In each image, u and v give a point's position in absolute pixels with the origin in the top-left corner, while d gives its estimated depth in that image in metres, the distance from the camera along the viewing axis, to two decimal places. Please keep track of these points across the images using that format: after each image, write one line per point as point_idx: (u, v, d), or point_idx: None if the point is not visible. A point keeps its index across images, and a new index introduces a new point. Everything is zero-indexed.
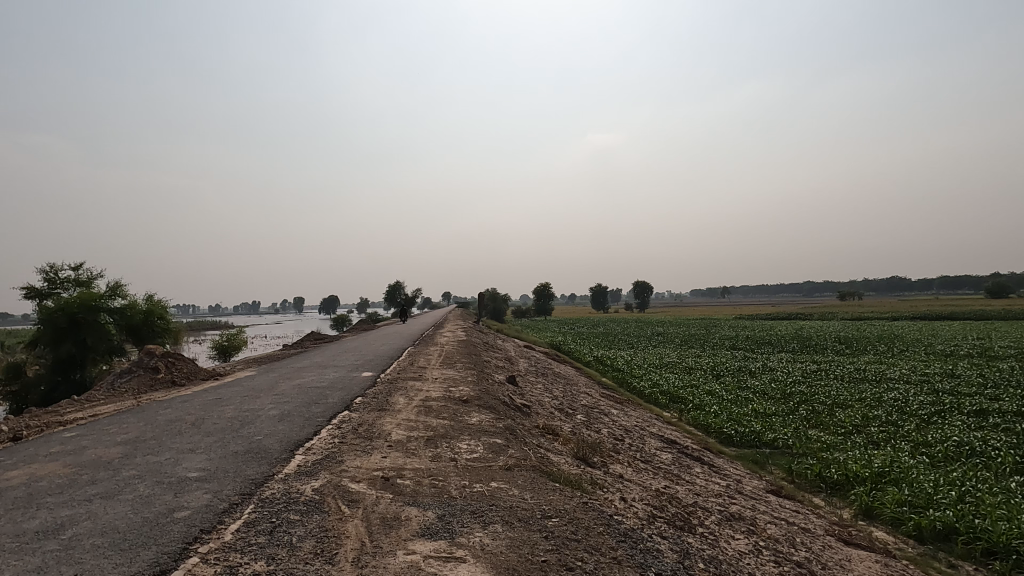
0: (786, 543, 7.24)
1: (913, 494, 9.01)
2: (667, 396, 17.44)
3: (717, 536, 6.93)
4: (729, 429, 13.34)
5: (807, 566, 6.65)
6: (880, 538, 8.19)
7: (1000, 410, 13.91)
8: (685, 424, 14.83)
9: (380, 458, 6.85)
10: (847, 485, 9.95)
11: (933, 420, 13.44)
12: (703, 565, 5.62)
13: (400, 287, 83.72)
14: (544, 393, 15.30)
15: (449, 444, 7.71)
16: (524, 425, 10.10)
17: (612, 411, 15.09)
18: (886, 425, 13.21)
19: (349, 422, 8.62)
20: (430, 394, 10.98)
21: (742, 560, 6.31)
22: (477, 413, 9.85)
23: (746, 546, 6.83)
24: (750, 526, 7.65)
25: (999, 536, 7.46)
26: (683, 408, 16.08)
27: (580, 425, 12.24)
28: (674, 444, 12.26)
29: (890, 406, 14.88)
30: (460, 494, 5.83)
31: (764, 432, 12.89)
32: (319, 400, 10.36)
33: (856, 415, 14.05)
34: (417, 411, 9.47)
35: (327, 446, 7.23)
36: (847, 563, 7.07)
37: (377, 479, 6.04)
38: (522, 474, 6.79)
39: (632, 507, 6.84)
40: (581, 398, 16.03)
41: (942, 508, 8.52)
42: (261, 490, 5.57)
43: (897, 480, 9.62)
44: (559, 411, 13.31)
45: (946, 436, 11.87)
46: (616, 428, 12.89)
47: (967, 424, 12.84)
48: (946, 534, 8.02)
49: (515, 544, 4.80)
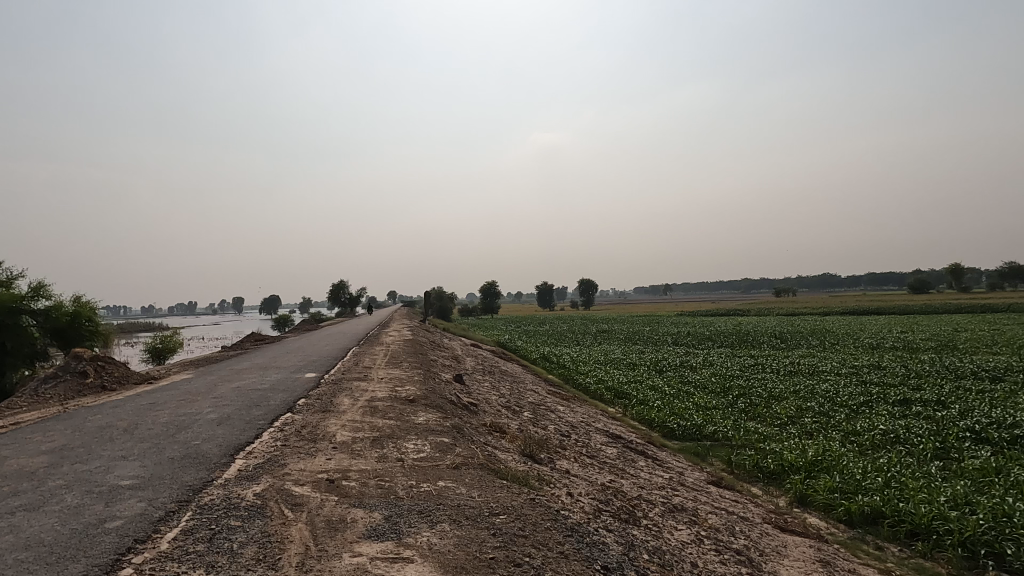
0: (726, 532, 7.49)
1: (844, 481, 9.46)
2: (612, 392, 17.73)
3: (660, 528, 7.10)
4: (671, 423, 13.69)
5: (746, 554, 6.88)
6: (814, 524, 8.57)
7: (922, 398, 14.74)
8: (629, 419, 15.12)
9: (325, 460, 6.72)
10: (782, 474, 10.35)
11: (862, 410, 14.12)
12: (648, 557, 5.74)
13: (344, 287, 81.21)
14: (490, 391, 15.31)
15: (396, 444, 7.63)
16: (471, 423, 10.07)
17: (558, 407, 15.22)
18: (818, 415, 13.79)
19: (293, 424, 8.44)
20: (376, 394, 10.83)
21: (685, 550, 6.49)
22: (423, 412, 9.76)
23: (689, 536, 7.03)
24: (693, 516, 7.86)
25: (922, 518, 7.93)
26: (628, 403, 16.37)
27: (527, 423, 12.27)
28: (620, 439, 12.49)
29: (822, 398, 15.54)
30: (407, 495, 5.78)
31: (705, 425, 13.27)
32: (260, 402, 10.09)
33: (791, 407, 14.62)
34: (363, 412, 9.31)
35: (268, 450, 7.04)
36: (783, 549, 7.37)
37: (321, 482, 5.93)
38: (470, 472, 6.78)
39: (579, 502, 6.93)
40: (528, 395, 16.09)
41: (870, 493, 8.97)
42: (199, 497, 5.39)
43: (829, 468, 10.08)
44: (506, 408, 13.34)
45: (873, 424, 12.50)
46: (563, 424, 13.02)
47: (893, 413, 13.53)
48: (874, 517, 8.46)
49: (463, 542, 4.80)
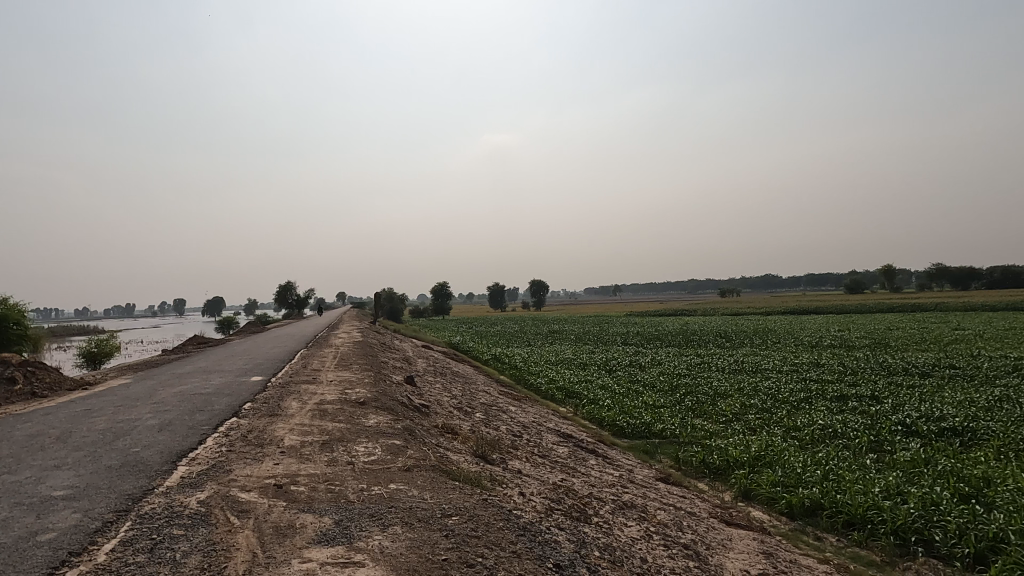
0: (674, 527, 7.66)
1: (785, 474, 9.80)
2: (563, 392, 17.89)
3: (611, 524, 7.21)
4: (621, 421, 13.91)
5: (694, 548, 7.05)
6: (757, 517, 8.85)
7: (857, 394, 15.40)
8: (579, 419, 15.28)
9: (273, 465, 6.57)
10: (727, 469, 10.66)
11: (802, 406, 14.64)
12: (599, 553, 5.83)
13: (289, 287, 79.60)
14: (442, 392, 15.23)
15: (346, 447, 7.52)
16: (422, 425, 10.01)
17: (510, 408, 15.26)
18: (761, 412, 14.25)
19: (238, 429, 8.21)
20: (326, 397, 10.64)
21: (635, 546, 6.60)
22: (374, 414, 9.64)
23: (638, 532, 7.16)
24: (642, 512, 8.01)
25: (857, 508, 8.29)
26: (579, 403, 16.55)
27: (479, 424, 12.27)
28: (571, 438, 12.62)
29: (765, 395, 16.05)
30: (358, 498, 5.71)
31: (653, 423, 13.54)
32: (203, 407, 9.78)
33: (735, 404, 15.06)
34: (312, 416, 9.13)
35: (213, 456, 6.83)
36: (728, 542, 7.59)
37: (269, 487, 5.79)
38: (422, 474, 6.75)
39: (531, 501, 6.97)
40: (480, 396, 16.08)
41: (810, 486, 9.33)
42: (139, 506, 5.18)
43: (771, 463, 10.43)
44: (458, 410, 13.30)
45: (812, 420, 12.99)
46: (514, 424, 13.07)
47: (831, 408, 14.10)
48: (813, 509, 8.80)
49: (415, 544, 4.77)
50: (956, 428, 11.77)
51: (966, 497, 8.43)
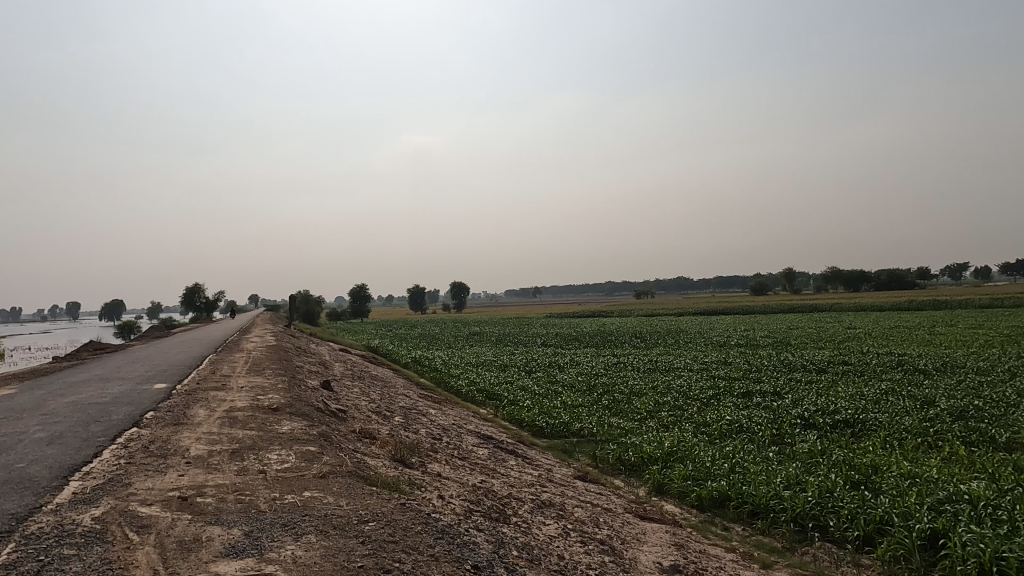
0: (590, 523, 7.84)
1: (696, 468, 10.23)
2: (483, 393, 17.93)
3: (529, 524, 7.29)
4: (540, 422, 14.08)
5: (609, 543, 7.25)
6: (670, 511, 9.20)
7: (761, 390, 16.27)
8: (500, 420, 15.36)
9: (177, 477, 6.24)
10: (642, 466, 11.01)
11: (711, 403, 15.33)
12: (517, 553, 5.88)
13: (197, 291, 75.73)
14: (359, 396, 14.92)
15: (257, 456, 7.24)
16: (339, 430, 9.78)
17: (430, 411, 15.15)
18: (674, 409, 14.80)
19: (139, 439, 7.74)
20: (236, 404, 10.21)
21: (553, 544, 6.71)
22: (288, 421, 9.33)
23: (556, 530, 7.29)
24: (560, 511, 8.15)
25: (761, 498, 8.76)
26: (499, 404, 16.65)
27: (397, 427, 12.11)
28: (490, 439, 12.67)
29: (677, 392, 16.69)
30: (269, 508, 5.51)
31: (571, 422, 13.81)
32: (100, 418, 9.15)
33: (649, 402, 15.57)
34: (220, 424, 8.72)
35: (110, 469, 6.41)
36: (642, 536, 7.84)
37: (173, 500, 5.50)
38: (338, 480, 6.59)
39: (450, 504, 6.96)
40: (399, 400, 15.87)
41: (718, 478, 9.78)
42: (25, 526, 4.80)
43: (683, 458, 10.85)
44: (376, 414, 13.07)
45: (720, 415, 13.63)
46: (434, 427, 12.99)
47: (737, 404, 14.83)
48: (721, 501, 9.24)
49: (330, 552, 4.65)
50: (849, 420, 12.65)
51: (856, 483, 9.09)
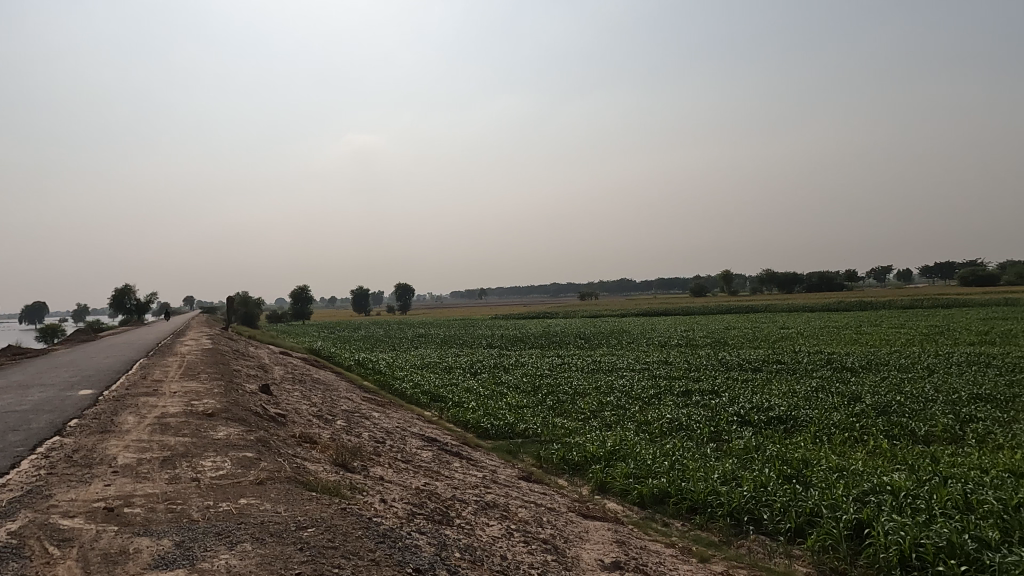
0: (534, 523, 7.89)
1: (637, 466, 10.45)
2: (428, 395, 17.81)
3: (473, 525, 7.30)
4: (485, 423, 14.08)
5: (552, 542, 7.32)
6: (612, 508, 9.36)
7: (700, 389, 16.74)
8: (445, 422, 15.29)
9: (103, 487, 5.96)
10: (585, 465, 11.16)
11: (652, 401, 15.68)
12: (459, 555, 5.87)
13: (127, 292, 72.54)
14: (300, 400, 14.58)
15: (190, 463, 6.99)
16: (278, 435, 9.54)
17: (374, 414, 14.95)
18: (616, 408, 15.06)
19: (62, 448, 7.36)
20: (168, 410, 9.82)
21: (496, 545, 6.74)
22: (223, 426, 9.03)
23: (500, 531, 7.31)
24: (504, 511, 8.17)
25: (699, 494, 9.01)
26: (444, 406, 16.57)
27: (339, 431, 11.89)
28: (435, 441, 12.59)
29: (620, 392, 17.00)
30: (202, 517, 5.33)
31: (516, 423, 13.87)
32: (18, 427, 8.64)
33: (593, 402, 15.80)
34: (151, 430, 8.37)
35: (28, 481, 6.06)
36: (585, 534, 7.95)
37: (98, 512, 5.25)
38: (276, 487, 6.43)
39: (392, 508, 6.89)
40: (341, 403, 15.59)
41: (658, 476, 10.02)
42: None
43: (625, 456, 11.06)
44: (317, 418, 12.80)
45: (661, 414, 13.95)
46: (378, 430, 12.82)
47: (677, 403, 15.21)
48: (661, 497, 9.46)
49: (267, 560, 4.54)
50: (782, 416, 13.15)
51: (788, 477, 9.47)
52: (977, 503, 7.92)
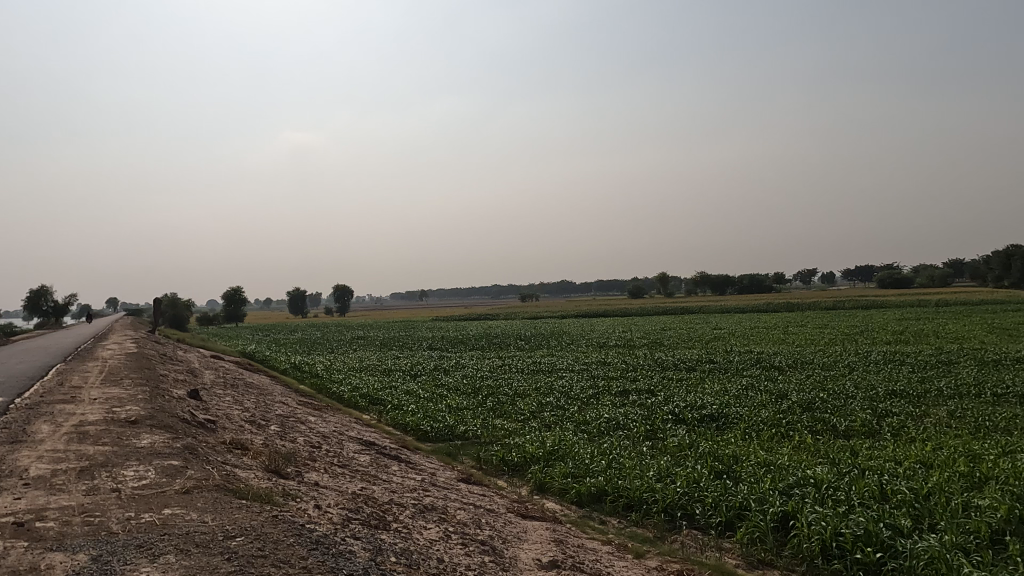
0: (472, 525, 7.89)
1: (575, 466, 10.58)
2: (367, 399, 17.54)
3: (410, 529, 7.24)
4: (424, 425, 13.98)
5: (490, 543, 7.34)
6: (551, 508, 9.46)
7: (637, 389, 17.10)
8: (383, 425, 15.09)
9: (13, 501, 5.62)
10: (524, 465, 11.24)
11: (591, 402, 15.92)
12: (395, 559, 5.82)
13: (45, 292, 68.55)
14: (231, 405, 14.10)
15: (111, 473, 6.67)
16: (207, 442, 9.20)
17: (310, 418, 14.62)
18: (555, 409, 15.21)
19: None
20: (87, 417, 9.33)
21: (433, 548, 6.70)
22: (148, 434, 8.65)
23: (437, 534, 7.28)
24: (442, 514, 8.14)
25: (635, 492, 9.21)
26: (383, 409, 16.36)
27: (273, 437, 11.57)
28: (373, 445, 12.41)
29: (559, 393, 17.19)
30: (122, 529, 5.10)
31: (456, 425, 13.83)
32: None
33: (532, 402, 15.91)
34: (67, 440, 7.93)
35: None
36: (523, 534, 8.00)
37: (6, 527, 4.95)
38: (203, 495, 6.21)
39: (327, 514, 6.76)
40: (275, 408, 15.17)
41: (596, 474, 10.18)
42: None
43: (564, 456, 11.19)
44: (250, 423, 12.41)
45: (599, 414, 14.18)
46: (313, 435, 12.54)
47: (615, 402, 15.49)
48: (599, 495, 9.62)
49: (192, 572, 4.39)
50: (714, 415, 13.58)
51: (719, 473, 9.80)
52: (891, 493, 8.39)
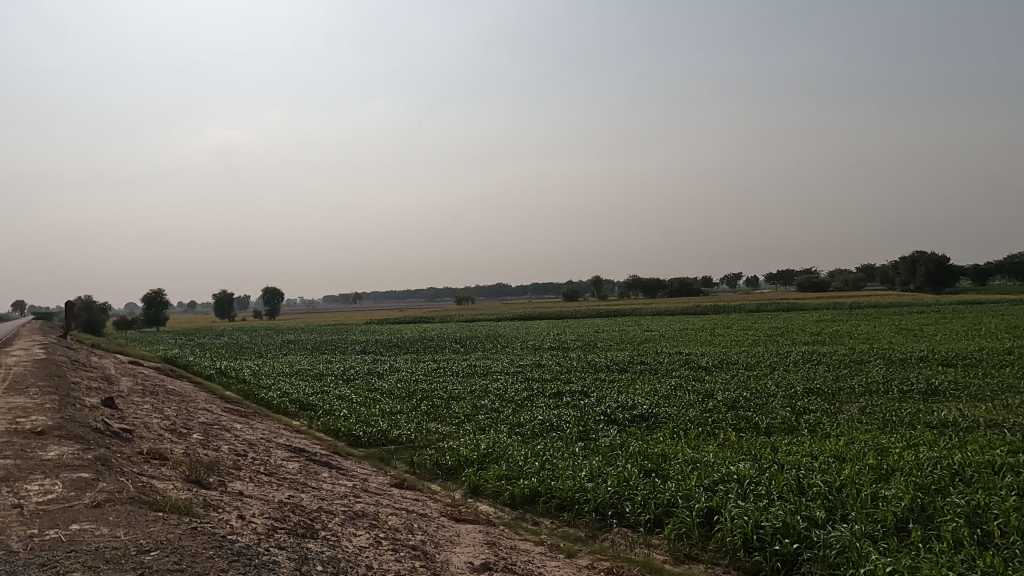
0: (404, 530, 7.81)
1: (509, 468, 10.63)
2: (297, 404, 17.09)
3: (339, 536, 7.10)
4: (357, 430, 13.74)
5: (421, 548, 7.28)
6: (484, 510, 9.47)
7: (570, 390, 17.35)
8: (314, 431, 14.74)
9: None
10: (458, 469, 11.21)
11: (525, 404, 16.04)
12: (321, 568, 5.70)
13: None
14: (150, 413, 13.45)
15: (12, 488, 6.25)
16: (122, 453, 8.75)
17: (236, 425, 14.12)
18: (490, 411, 15.25)
19: None
20: None
21: (362, 555, 6.60)
22: (56, 445, 8.15)
23: (367, 540, 7.17)
24: (373, 520, 8.02)
25: (567, 492, 9.34)
26: (314, 415, 15.97)
27: (196, 446, 11.11)
28: (302, 452, 12.10)
29: (494, 395, 17.25)
30: (24, 547, 4.79)
31: (390, 430, 13.66)
32: None
33: (467, 405, 15.89)
34: None
35: None
36: (455, 538, 7.98)
37: None
38: (116, 509, 5.91)
39: (251, 524, 6.55)
40: (199, 415, 14.57)
41: (529, 476, 10.26)
42: None
43: (498, 458, 11.22)
44: (170, 432, 11.87)
45: (533, 415, 14.31)
46: (239, 443, 12.12)
47: (549, 404, 15.66)
48: (531, 497, 9.70)
49: None
50: (644, 414, 13.93)
51: (649, 471, 10.06)
52: (808, 486, 8.83)
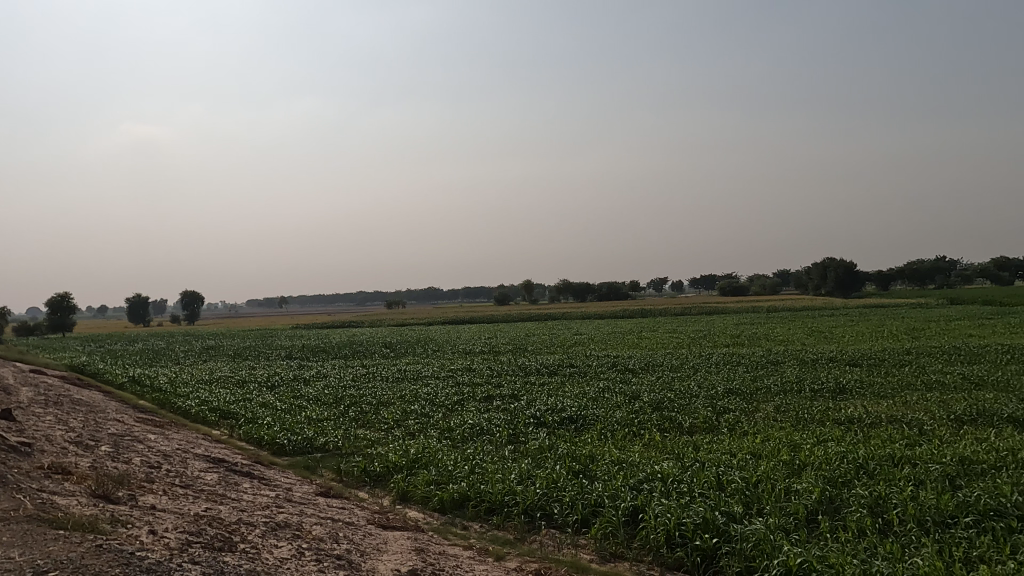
0: (329, 540, 7.64)
1: (438, 473, 10.57)
2: (217, 412, 16.42)
3: (259, 548, 6.87)
4: (281, 439, 13.32)
5: (347, 557, 7.14)
6: (413, 517, 9.38)
7: (501, 394, 17.41)
8: (235, 440, 14.20)
9: None
10: (387, 475, 11.06)
11: (455, 408, 15.99)
12: None
13: None
14: (53, 425, 12.61)
15: None
16: (20, 468, 8.16)
17: (150, 436, 13.42)
18: (420, 416, 15.12)
19: None
20: None
21: (283, 566, 6.41)
22: None
23: (290, 551, 6.96)
24: (296, 531, 7.80)
25: (497, 496, 9.37)
26: (235, 423, 15.38)
27: (104, 459, 10.49)
28: (222, 462, 11.63)
29: (424, 400, 17.11)
30: None
31: (316, 437, 13.33)
32: None
33: (396, 411, 15.70)
34: None
35: None
36: (382, 545, 7.87)
37: None
38: (11, 529, 5.51)
39: (163, 539, 6.25)
40: (108, 426, 13.77)
41: (458, 480, 10.23)
42: None
43: (427, 463, 11.13)
44: (76, 445, 11.17)
45: (463, 420, 14.29)
46: (153, 454, 11.53)
47: (479, 408, 15.67)
48: (461, 501, 9.68)
49: None
50: (572, 416, 14.14)
51: (576, 472, 10.22)
52: (726, 482, 9.20)
